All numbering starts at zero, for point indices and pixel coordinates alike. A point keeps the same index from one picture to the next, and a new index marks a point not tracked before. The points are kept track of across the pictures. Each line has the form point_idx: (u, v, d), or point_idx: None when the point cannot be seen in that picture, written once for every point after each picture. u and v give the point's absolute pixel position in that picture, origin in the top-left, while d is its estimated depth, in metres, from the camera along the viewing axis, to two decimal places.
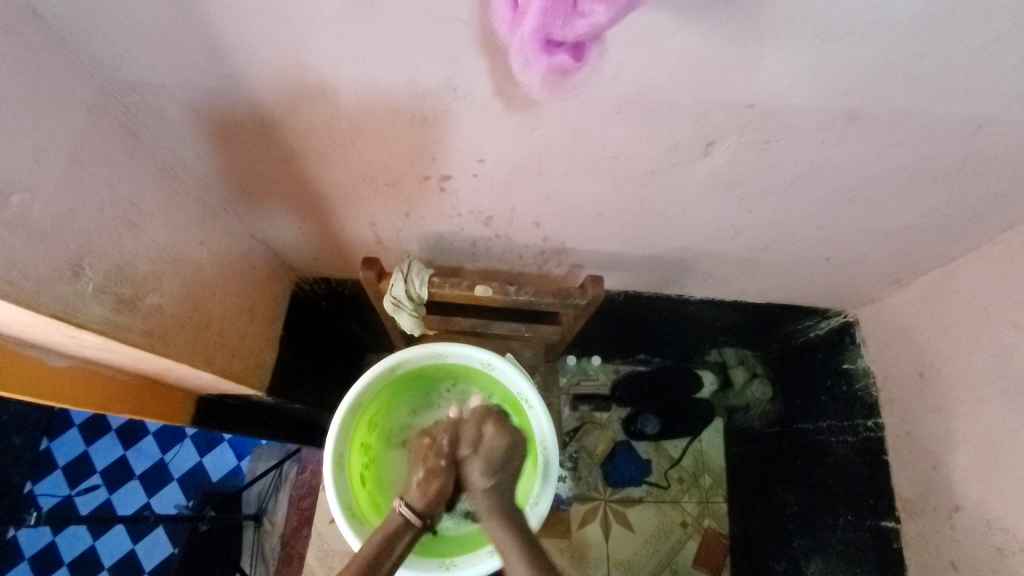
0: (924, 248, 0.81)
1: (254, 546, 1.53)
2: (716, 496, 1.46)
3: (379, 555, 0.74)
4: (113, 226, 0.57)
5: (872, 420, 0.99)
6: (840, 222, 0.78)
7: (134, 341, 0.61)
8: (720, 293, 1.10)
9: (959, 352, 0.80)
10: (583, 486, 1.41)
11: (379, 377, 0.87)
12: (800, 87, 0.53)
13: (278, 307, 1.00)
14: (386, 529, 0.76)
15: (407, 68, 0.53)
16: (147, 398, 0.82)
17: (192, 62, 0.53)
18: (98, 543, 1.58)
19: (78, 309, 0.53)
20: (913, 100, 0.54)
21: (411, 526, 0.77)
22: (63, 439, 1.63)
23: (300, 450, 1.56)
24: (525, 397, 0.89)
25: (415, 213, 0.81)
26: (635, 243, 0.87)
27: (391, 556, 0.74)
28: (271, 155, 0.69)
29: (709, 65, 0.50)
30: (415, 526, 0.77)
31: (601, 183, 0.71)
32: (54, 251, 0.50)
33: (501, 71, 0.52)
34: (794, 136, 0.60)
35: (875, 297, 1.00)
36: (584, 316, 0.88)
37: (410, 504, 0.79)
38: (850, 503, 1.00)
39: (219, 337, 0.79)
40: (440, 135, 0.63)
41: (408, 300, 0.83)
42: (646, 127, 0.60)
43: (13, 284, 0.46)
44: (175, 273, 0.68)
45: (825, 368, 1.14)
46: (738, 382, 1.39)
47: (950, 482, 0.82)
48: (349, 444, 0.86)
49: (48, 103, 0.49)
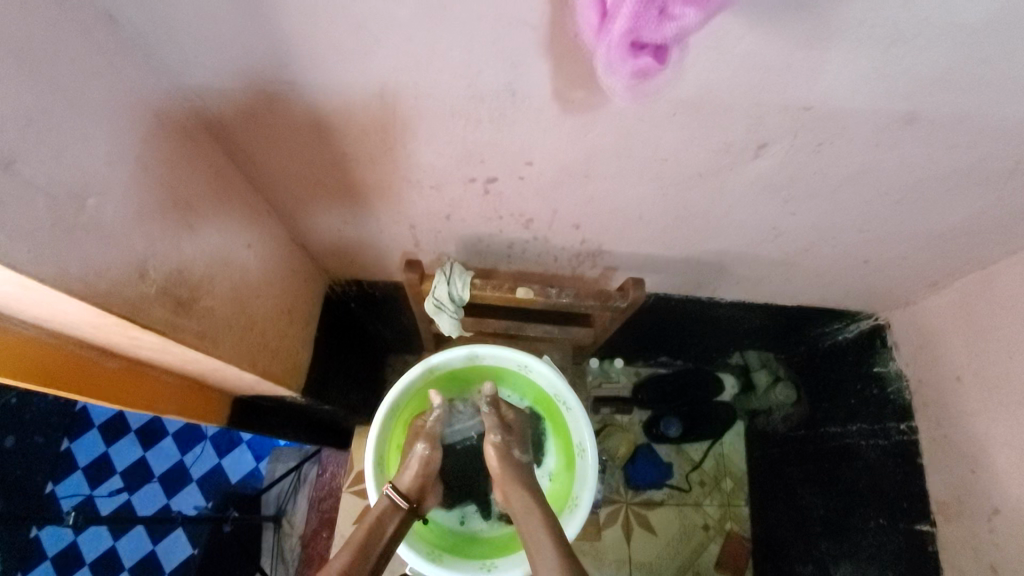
0: (965, 250, 0.81)
1: (274, 547, 1.53)
2: (738, 500, 1.45)
3: (371, 537, 0.75)
4: (173, 228, 0.57)
5: (906, 424, 0.99)
6: (882, 225, 0.78)
7: (189, 342, 0.61)
8: (751, 295, 1.10)
9: (1000, 356, 0.80)
10: (606, 489, 1.41)
11: (415, 380, 0.87)
12: (859, 91, 0.53)
13: (313, 309, 1.00)
14: (375, 514, 0.78)
15: (471, 72, 0.53)
16: (189, 399, 0.82)
17: (257, 67, 0.54)
18: (119, 543, 1.58)
19: (143, 310, 0.53)
20: (970, 105, 0.54)
21: (399, 509, 0.79)
22: (84, 440, 1.64)
23: (321, 452, 1.57)
24: (561, 398, 0.89)
25: (456, 215, 0.81)
26: (673, 245, 0.87)
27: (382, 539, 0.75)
28: (321, 158, 0.69)
29: (772, 68, 0.51)
30: (403, 509, 0.79)
31: (646, 186, 0.71)
32: (122, 252, 0.50)
33: (564, 74, 0.53)
34: (847, 139, 0.60)
35: (909, 299, 1.00)
36: (622, 318, 0.88)
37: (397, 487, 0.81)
38: (884, 508, 1.00)
39: (262, 338, 0.79)
40: (492, 138, 0.63)
41: (450, 301, 0.83)
42: (700, 130, 0.60)
43: (87, 285, 0.46)
44: (225, 275, 0.68)
45: (853, 371, 1.14)
46: (762, 384, 1.39)
47: (991, 487, 0.82)
48: (387, 447, 0.86)
49: (119, 106, 0.49)
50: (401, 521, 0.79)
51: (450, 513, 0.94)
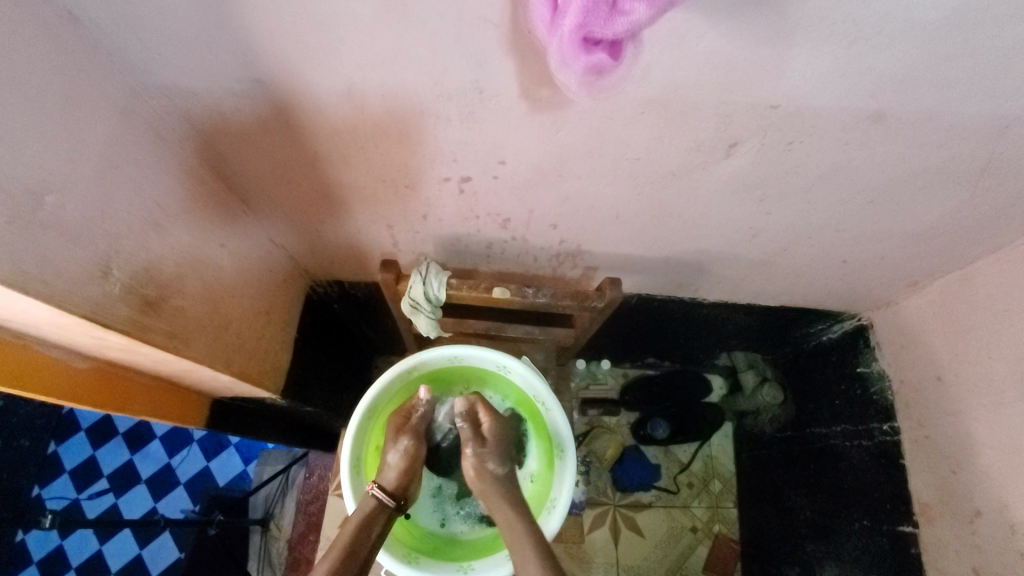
0: (943, 249, 0.81)
1: (261, 551, 1.52)
2: (726, 501, 1.44)
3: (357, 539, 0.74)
4: (140, 227, 0.57)
5: (889, 424, 0.98)
6: (859, 225, 0.78)
7: (158, 343, 0.61)
8: (734, 296, 1.10)
9: (978, 355, 0.79)
10: (593, 491, 1.40)
11: (394, 381, 0.87)
12: (826, 88, 0.53)
13: (293, 310, 1.00)
14: (361, 514, 0.77)
15: (437, 69, 0.53)
16: (164, 400, 0.82)
17: (223, 65, 0.54)
18: (104, 547, 1.57)
19: (107, 309, 0.53)
20: (937, 103, 0.54)
21: (385, 507, 0.79)
22: (70, 443, 1.63)
23: (308, 455, 1.56)
24: (540, 399, 0.89)
25: (433, 215, 0.81)
26: (652, 245, 0.87)
27: (370, 539, 0.75)
28: (293, 157, 0.69)
29: (737, 66, 0.50)
30: (388, 508, 0.79)
31: (621, 185, 0.71)
32: (83, 251, 0.50)
33: (531, 72, 0.52)
34: (817, 137, 0.60)
35: (890, 299, 1.00)
36: (601, 318, 0.88)
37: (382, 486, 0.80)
38: (867, 509, 1.00)
39: (237, 339, 0.79)
40: (464, 137, 0.63)
41: (427, 301, 0.83)
42: (671, 128, 0.60)
43: (46, 284, 0.46)
44: (197, 275, 0.68)
45: (837, 372, 1.14)
46: (749, 386, 1.38)
47: (971, 487, 0.82)
48: (366, 447, 0.86)
49: (81, 104, 0.49)
50: (388, 518, 0.79)
51: (431, 514, 0.93)
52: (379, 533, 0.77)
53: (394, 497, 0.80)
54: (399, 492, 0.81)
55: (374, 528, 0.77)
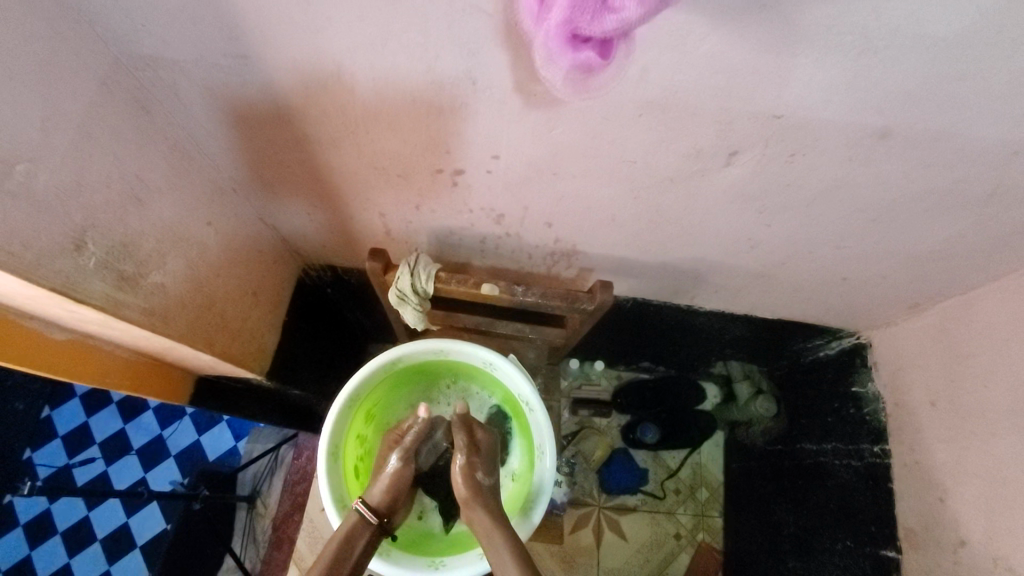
0: (947, 273, 0.79)
1: (246, 527, 1.53)
2: (712, 510, 1.42)
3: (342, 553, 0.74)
4: (119, 202, 0.56)
5: (879, 446, 0.97)
6: (861, 242, 0.76)
7: (135, 319, 0.60)
8: (731, 306, 1.08)
9: (975, 384, 0.77)
10: (578, 491, 1.40)
11: (378, 371, 0.86)
12: (831, 100, 0.51)
13: (283, 292, 0.99)
14: (343, 531, 0.76)
15: (427, 57, 0.51)
16: (146, 375, 0.81)
17: (209, 41, 0.52)
18: (93, 514, 1.58)
19: (79, 284, 0.52)
20: (947, 122, 0.52)
21: (368, 524, 0.77)
22: (64, 409, 1.64)
23: (297, 436, 1.56)
24: (525, 400, 0.88)
25: (425, 206, 0.80)
26: (648, 250, 0.85)
27: (350, 556, 0.75)
28: (283, 138, 0.67)
29: (738, 71, 0.48)
30: (374, 525, 0.78)
31: (616, 187, 0.69)
32: (55, 223, 0.49)
33: (523, 65, 0.51)
34: (820, 150, 0.58)
35: (890, 320, 0.97)
36: (591, 320, 0.86)
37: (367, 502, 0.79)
38: (851, 530, 0.98)
39: (221, 319, 0.78)
40: (455, 129, 0.62)
41: (414, 294, 0.82)
42: (668, 132, 0.58)
43: (12, 254, 0.45)
44: (180, 252, 0.67)
45: (833, 390, 1.12)
46: (742, 396, 1.36)
47: (957, 517, 0.80)
48: (346, 435, 0.85)
49: (61, 74, 0.48)
50: (371, 536, 0.77)
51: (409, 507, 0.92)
52: (363, 548, 0.76)
53: (377, 513, 0.79)
54: (384, 509, 0.80)
55: (356, 544, 0.76)
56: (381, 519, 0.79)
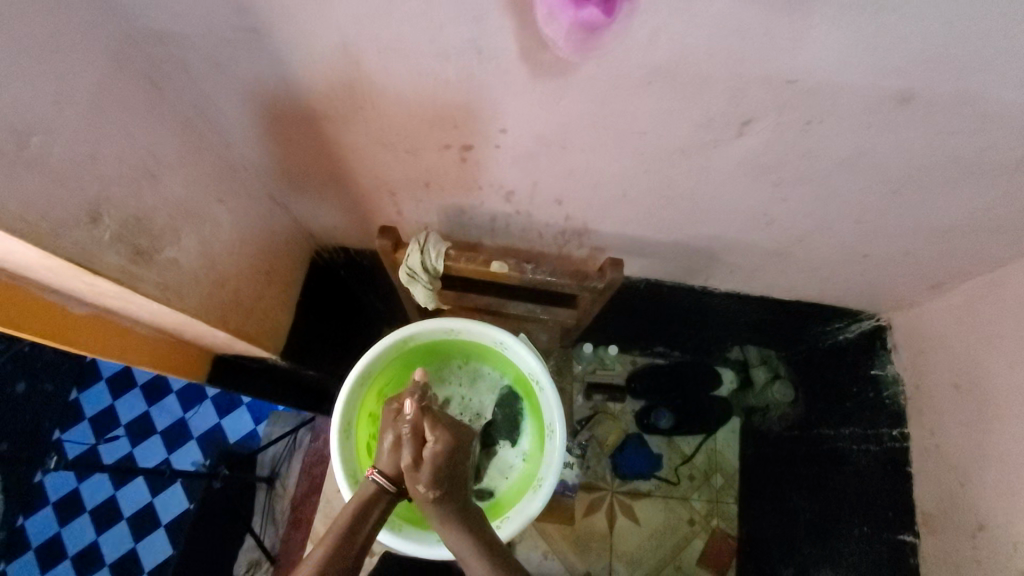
0: (971, 250, 0.76)
1: (265, 507, 1.57)
2: (727, 497, 1.41)
3: (356, 521, 0.76)
4: (133, 176, 0.57)
5: (899, 429, 0.95)
6: (881, 217, 0.74)
7: (150, 293, 0.61)
8: (746, 287, 1.06)
9: (1000, 364, 0.75)
10: (590, 475, 1.40)
11: (390, 349, 0.87)
12: (848, 63, 0.49)
13: (296, 273, 1.00)
14: (360, 499, 0.77)
15: (432, 27, 0.51)
16: (164, 351, 0.83)
17: (217, 14, 0.53)
18: (119, 492, 1.63)
19: (95, 256, 0.53)
20: (972, 84, 0.50)
21: (386, 493, 0.78)
22: (91, 392, 1.69)
23: (314, 419, 1.58)
24: (535, 378, 0.88)
25: (435, 184, 0.80)
26: (661, 228, 0.84)
27: (367, 523, 0.76)
28: (293, 115, 0.68)
29: (750, 33, 0.47)
30: (390, 493, 0.79)
31: (627, 161, 0.68)
32: (70, 195, 0.50)
33: (529, 32, 0.50)
34: (837, 118, 0.56)
35: (912, 300, 0.95)
36: (601, 299, 0.85)
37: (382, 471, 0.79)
38: (868, 515, 0.96)
39: (235, 297, 0.79)
40: (462, 101, 0.61)
41: (424, 271, 0.82)
42: (679, 102, 0.57)
43: (29, 224, 0.46)
44: (193, 229, 0.68)
45: (851, 373, 1.09)
46: (759, 381, 1.33)
47: (977, 500, 0.78)
48: (358, 413, 0.86)
49: (74, 48, 0.49)
50: (387, 505, 0.78)
51: None
52: (380, 515, 0.78)
53: (394, 483, 0.79)
54: (400, 478, 0.80)
55: (373, 512, 0.77)
56: (397, 488, 0.80)
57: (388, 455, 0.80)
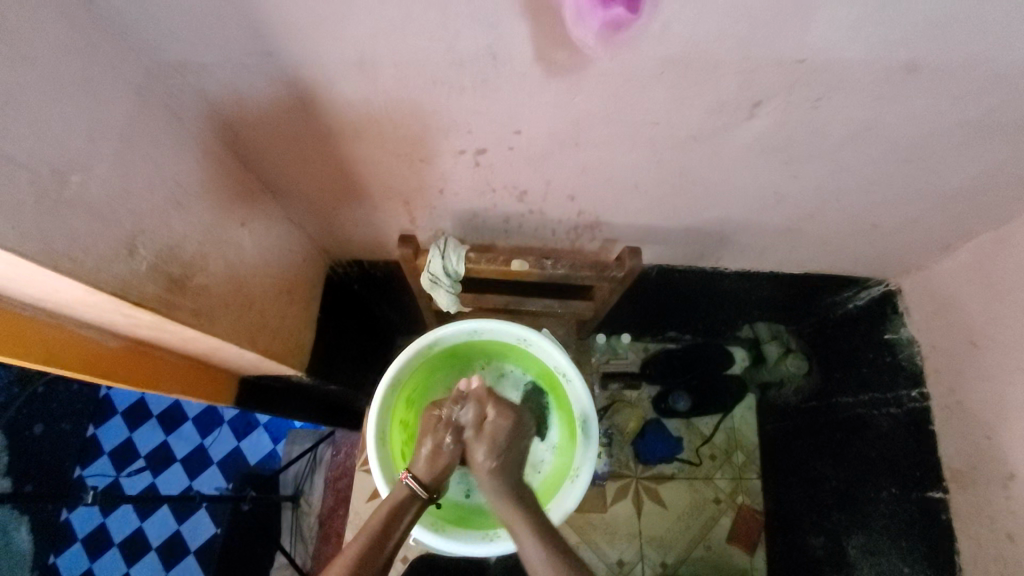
0: (978, 210, 0.78)
1: (293, 526, 1.56)
2: (750, 473, 1.43)
3: (390, 523, 0.76)
4: (163, 207, 0.58)
5: (918, 390, 0.97)
6: (889, 185, 0.76)
7: (185, 320, 0.62)
8: (757, 265, 1.08)
9: (1015, 317, 0.77)
10: (615, 464, 1.41)
11: (415, 356, 0.88)
12: (855, 39, 0.51)
13: (314, 289, 1.01)
14: (392, 503, 0.79)
15: (448, 36, 0.52)
16: (195, 379, 0.84)
17: (237, 41, 0.54)
18: (145, 524, 1.62)
19: (135, 287, 0.54)
20: (976, 48, 0.51)
21: (418, 497, 0.80)
22: (108, 426, 1.67)
23: (335, 433, 1.60)
24: (561, 371, 0.89)
25: (450, 190, 0.81)
26: (673, 214, 0.86)
27: (400, 526, 0.77)
28: (309, 133, 0.69)
29: (760, 18, 0.49)
30: (421, 498, 0.81)
31: (639, 151, 0.70)
32: (109, 230, 0.51)
33: (545, 35, 0.51)
34: (845, 93, 0.58)
35: (920, 264, 0.97)
36: (621, 289, 0.87)
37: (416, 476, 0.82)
38: (895, 478, 0.98)
39: (261, 318, 0.80)
40: (477, 106, 0.62)
41: (446, 276, 0.84)
42: (691, 90, 0.58)
43: (75, 262, 0.47)
44: (220, 255, 0.69)
45: (864, 340, 1.11)
46: (772, 357, 1.33)
47: (1003, 451, 0.80)
48: (390, 422, 0.87)
49: (101, 86, 0.50)
50: (419, 508, 0.80)
51: (456, 487, 0.93)
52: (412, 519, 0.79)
53: (427, 488, 0.82)
54: (433, 483, 0.83)
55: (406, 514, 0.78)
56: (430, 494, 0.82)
57: (425, 461, 0.84)
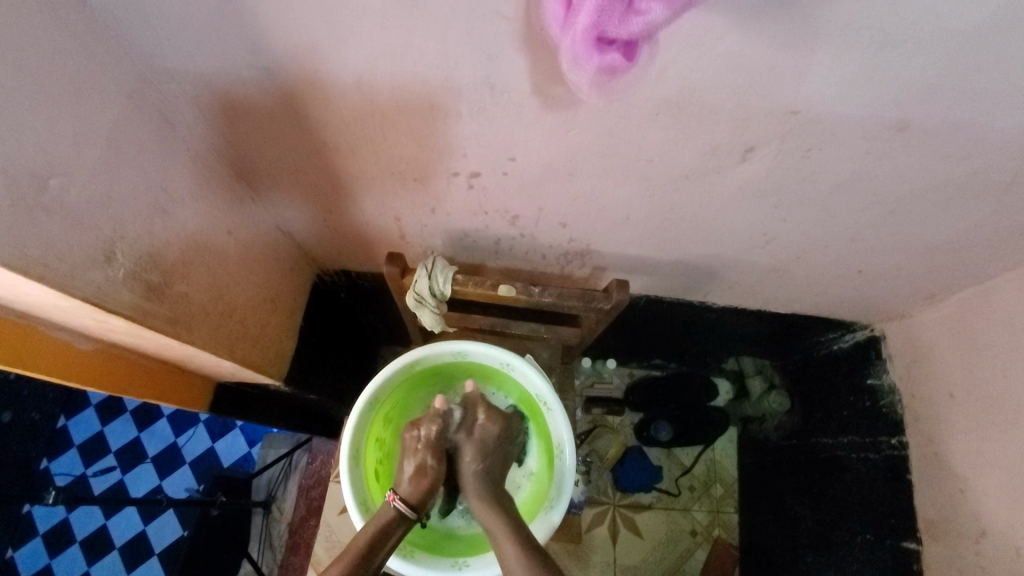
0: (961, 264, 0.79)
1: (263, 532, 1.54)
2: (727, 507, 1.42)
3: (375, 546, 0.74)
4: (147, 212, 0.57)
5: (897, 438, 0.97)
6: (878, 234, 0.76)
7: (159, 328, 0.61)
8: (745, 301, 1.08)
9: (994, 374, 0.77)
10: (593, 490, 1.35)
11: (397, 374, 0.87)
12: (848, 96, 0.51)
13: (298, 297, 1.00)
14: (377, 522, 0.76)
15: (448, 64, 0.52)
16: (168, 383, 0.82)
17: (232, 51, 0.53)
18: (110, 522, 1.58)
19: (109, 294, 0.53)
20: (966, 113, 0.52)
21: (406, 518, 0.78)
22: (79, 419, 1.63)
23: (310, 441, 1.54)
24: (543, 399, 0.88)
25: (441, 210, 0.81)
26: (662, 247, 0.86)
27: (385, 548, 0.75)
28: (299, 143, 0.68)
29: (755, 69, 0.49)
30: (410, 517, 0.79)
31: (631, 186, 0.70)
32: (86, 235, 0.50)
33: (543, 69, 0.51)
34: (838, 144, 0.58)
35: (904, 312, 0.98)
36: (607, 320, 0.87)
37: (404, 496, 0.80)
38: (872, 524, 0.97)
39: (241, 326, 0.79)
40: (471, 130, 0.62)
41: (431, 296, 0.83)
42: (685, 131, 0.58)
43: (49, 268, 0.46)
44: (202, 262, 0.68)
45: (846, 383, 1.12)
46: (756, 392, 1.36)
47: (979, 507, 0.80)
48: (366, 439, 0.86)
49: (89, 90, 0.49)
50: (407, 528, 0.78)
51: None
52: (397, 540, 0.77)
53: (415, 507, 0.80)
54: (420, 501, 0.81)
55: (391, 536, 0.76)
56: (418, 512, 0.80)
57: (409, 481, 0.82)
